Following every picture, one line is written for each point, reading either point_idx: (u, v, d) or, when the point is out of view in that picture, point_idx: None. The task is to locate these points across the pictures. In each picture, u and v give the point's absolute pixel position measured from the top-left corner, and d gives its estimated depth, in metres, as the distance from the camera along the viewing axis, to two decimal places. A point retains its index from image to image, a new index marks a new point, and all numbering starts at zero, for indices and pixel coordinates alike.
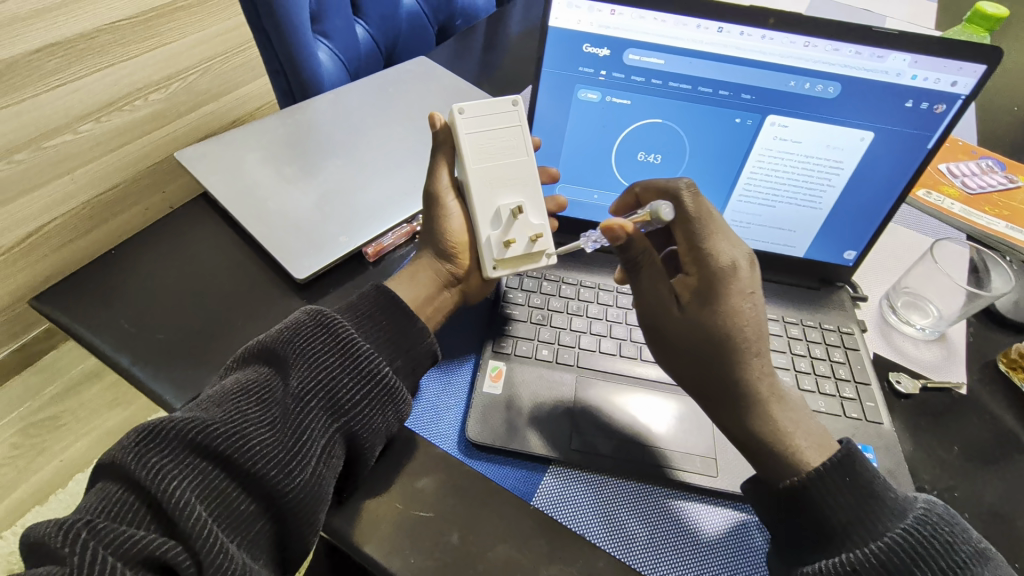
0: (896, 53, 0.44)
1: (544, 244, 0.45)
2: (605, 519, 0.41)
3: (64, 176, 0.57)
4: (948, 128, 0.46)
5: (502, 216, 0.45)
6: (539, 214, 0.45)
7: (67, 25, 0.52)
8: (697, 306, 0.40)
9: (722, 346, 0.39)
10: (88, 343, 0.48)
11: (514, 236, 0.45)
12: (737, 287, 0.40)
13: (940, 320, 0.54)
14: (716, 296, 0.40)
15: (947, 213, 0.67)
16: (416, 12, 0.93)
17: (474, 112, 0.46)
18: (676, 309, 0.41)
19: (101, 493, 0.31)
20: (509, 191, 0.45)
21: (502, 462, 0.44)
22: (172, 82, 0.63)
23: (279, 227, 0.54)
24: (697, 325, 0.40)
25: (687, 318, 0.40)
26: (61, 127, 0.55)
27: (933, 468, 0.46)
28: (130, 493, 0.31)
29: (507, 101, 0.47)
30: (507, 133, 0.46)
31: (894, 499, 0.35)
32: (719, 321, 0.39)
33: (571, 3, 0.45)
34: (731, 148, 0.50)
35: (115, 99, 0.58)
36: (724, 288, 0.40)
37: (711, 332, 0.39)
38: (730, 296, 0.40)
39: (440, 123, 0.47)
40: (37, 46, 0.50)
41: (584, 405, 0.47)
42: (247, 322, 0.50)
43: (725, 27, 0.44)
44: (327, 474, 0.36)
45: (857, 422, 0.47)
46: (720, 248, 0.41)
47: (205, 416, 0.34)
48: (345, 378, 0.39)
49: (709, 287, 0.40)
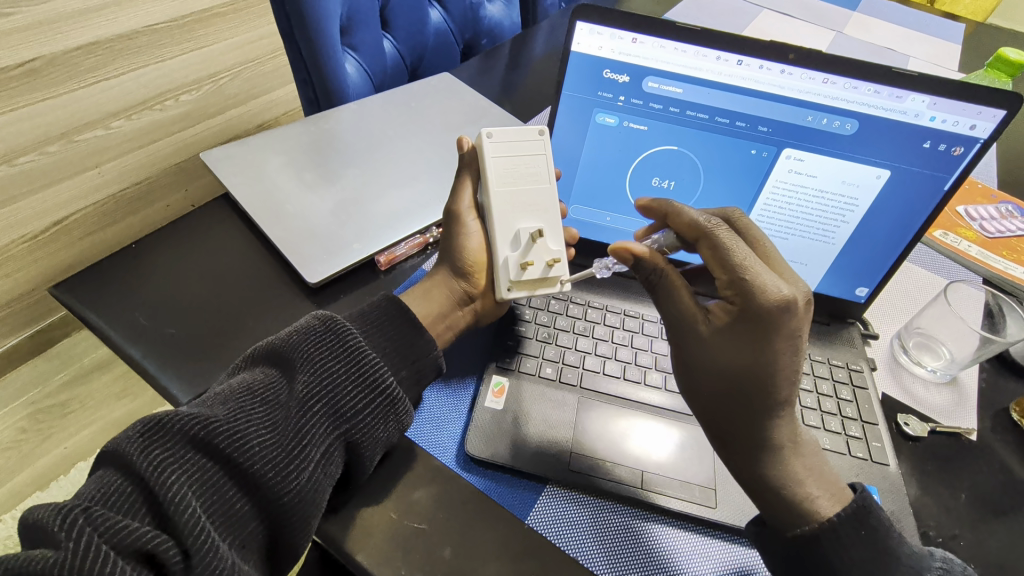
0: (915, 94, 0.44)
1: (560, 270, 0.45)
2: (589, 537, 0.41)
3: (92, 169, 0.59)
4: (966, 170, 0.46)
5: (521, 239, 0.45)
6: (558, 240, 0.46)
7: (105, 25, 0.54)
8: (727, 332, 0.38)
9: (745, 380, 0.38)
10: (103, 332, 0.49)
11: (532, 259, 0.45)
12: (783, 332, 0.37)
13: (952, 363, 0.54)
14: (752, 332, 0.37)
15: (963, 255, 0.67)
16: (443, 29, 0.95)
17: (501, 137, 0.47)
18: (704, 326, 0.40)
19: (101, 480, 0.31)
20: (529, 215, 0.47)
21: (499, 479, 0.44)
22: (206, 84, 0.65)
23: (295, 231, 0.55)
24: (724, 351, 0.39)
25: (712, 338, 0.39)
26: (94, 122, 0.57)
27: (940, 515, 0.45)
28: (130, 483, 0.31)
29: (534, 130, 0.48)
30: (531, 160, 0.47)
31: (909, 555, 0.35)
32: (751, 358, 0.38)
33: (593, 30, 0.46)
34: (745, 179, 0.50)
35: (148, 98, 0.60)
36: (768, 325, 0.37)
37: (738, 361, 0.38)
38: (771, 334, 0.37)
39: (468, 146, 0.48)
40: (76, 43, 0.53)
41: (584, 425, 0.47)
42: (257, 322, 0.51)
43: (744, 60, 0.45)
44: (324, 480, 0.37)
45: (862, 462, 0.47)
46: (766, 281, 0.37)
47: (208, 413, 0.34)
48: (350, 386, 0.39)
49: (748, 319, 0.37)
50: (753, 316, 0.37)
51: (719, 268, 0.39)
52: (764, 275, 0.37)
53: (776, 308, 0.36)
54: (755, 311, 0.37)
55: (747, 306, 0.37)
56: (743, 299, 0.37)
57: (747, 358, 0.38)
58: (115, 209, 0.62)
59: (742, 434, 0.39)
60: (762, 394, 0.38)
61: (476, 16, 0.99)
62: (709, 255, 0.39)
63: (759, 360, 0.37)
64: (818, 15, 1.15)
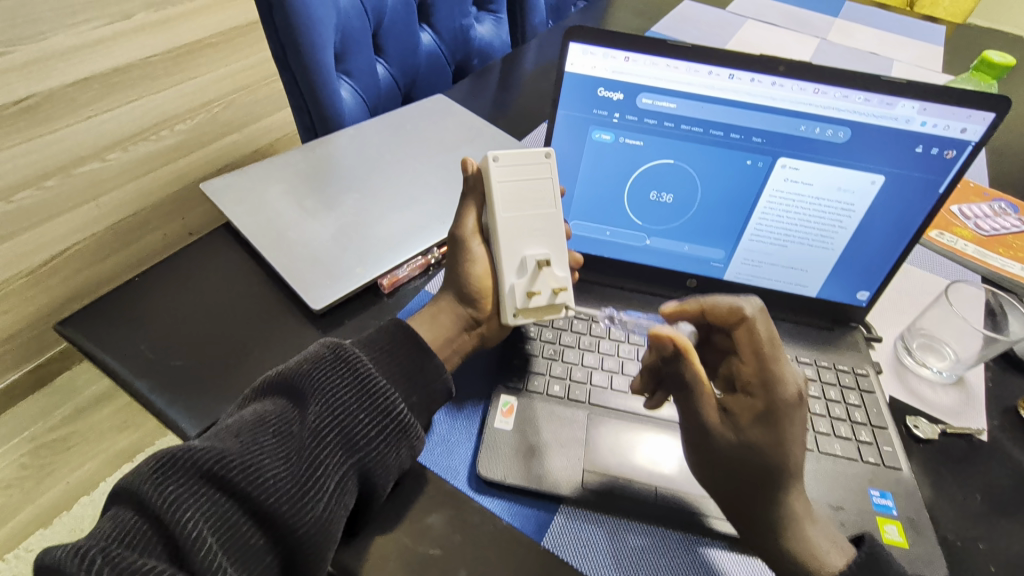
0: (905, 100, 0.45)
1: (565, 297, 0.46)
2: (616, 563, 0.40)
3: None
4: (959, 172, 0.46)
5: (528, 266, 0.46)
6: (563, 267, 0.47)
7: None
8: (749, 429, 0.40)
9: (771, 472, 0.39)
10: (108, 368, 0.48)
11: (538, 287, 0.46)
12: (800, 417, 0.40)
13: (958, 363, 0.54)
14: (780, 421, 0.39)
15: (960, 254, 0.67)
16: (435, 51, 0.96)
17: (507, 160, 0.47)
18: (728, 429, 0.41)
19: (116, 518, 0.32)
20: (535, 241, 0.47)
21: (511, 500, 0.43)
22: None
23: (297, 258, 0.55)
24: (745, 446, 0.40)
25: (739, 437, 0.40)
26: None
27: (956, 517, 0.44)
28: (146, 521, 0.31)
29: (539, 152, 0.48)
30: (538, 184, 0.47)
31: None
32: (770, 451, 0.39)
33: (585, 50, 0.47)
34: (743, 190, 0.51)
35: None
36: (788, 414, 0.40)
37: (758, 452, 0.39)
38: (792, 422, 0.40)
39: (472, 168, 0.48)
40: None
41: (595, 441, 0.47)
42: (261, 351, 0.51)
43: (735, 74, 0.46)
44: (338, 511, 0.36)
45: (875, 467, 0.46)
46: (788, 373, 0.41)
47: (222, 446, 0.34)
48: (360, 415, 0.39)
49: (771, 411, 0.40)
50: (777, 404, 0.40)
51: (750, 353, 0.43)
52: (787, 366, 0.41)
53: (791, 400, 0.40)
54: (774, 401, 0.40)
55: (768, 396, 0.40)
56: (767, 390, 0.41)
57: (771, 443, 0.39)
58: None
59: (756, 510, 0.39)
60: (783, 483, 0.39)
61: (467, 38, 1.01)
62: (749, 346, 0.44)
63: (780, 450, 0.39)
64: (802, 23, 1.17)
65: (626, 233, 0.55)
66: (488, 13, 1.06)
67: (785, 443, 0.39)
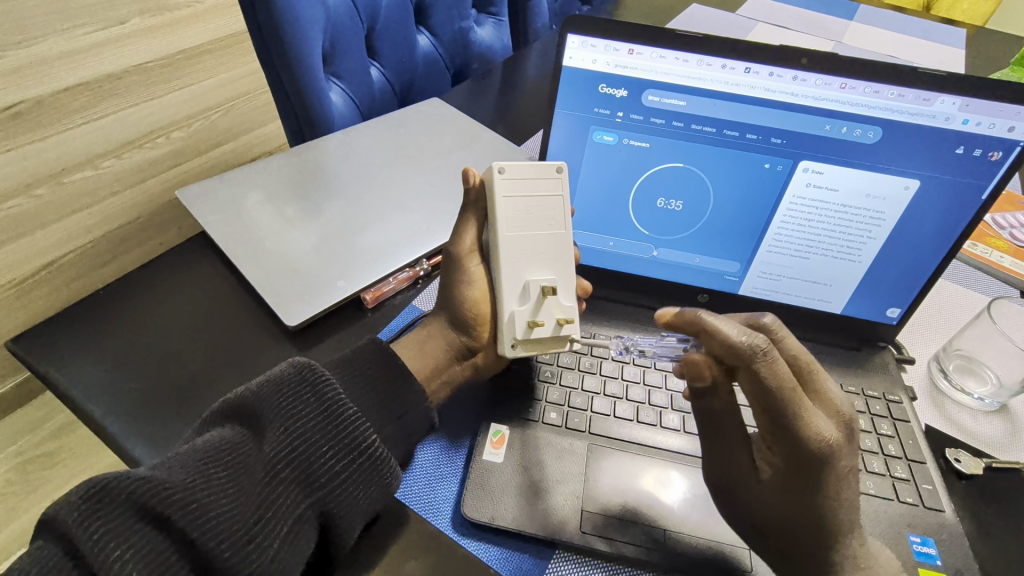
0: (944, 96, 0.40)
1: (571, 330, 0.42)
2: None
3: (81, 211, 0.54)
4: (1005, 177, 0.41)
5: (531, 293, 0.42)
6: (570, 295, 0.42)
7: (93, 66, 0.51)
8: (779, 485, 0.36)
9: (805, 533, 0.36)
10: (62, 391, 0.44)
11: (542, 318, 0.41)
12: (838, 475, 0.34)
13: (1001, 388, 0.49)
14: (813, 482, 0.35)
15: (995, 266, 0.62)
16: (432, 55, 0.93)
17: (513, 173, 0.42)
18: (755, 478, 0.38)
19: (35, 555, 0.27)
20: (538, 264, 0.42)
21: (501, 546, 0.38)
22: (195, 120, 0.62)
23: (275, 270, 0.51)
24: (774, 503, 0.37)
25: (767, 492, 0.37)
26: (83, 162, 0.53)
27: (1008, 568, 0.39)
28: (69, 560, 0.27)
29: (550, 165, 0.43)
30: (545, 202, 0.43)
31: None
32: (805, 512, 0.35)
33: (585, 43, 0.43)
34: (759, 195, 0.46)
35: (136, 137, 0.56)
36: (818, 473, 0.34)
37: (796, 515, 0.36)
38: (827, 482, 0.34)
39: (474, 179, 0.43)
40: (65, 85, 0.49)
41: (596, 479, 0.41)
42: (229, 371, 0.47)
43: (752, 67, 0.41)
44: (291, 559, 0.32)
45: (914, 509, 0.41)
46: (816, 426, 0.34)
47: (166, 477, 0.30)
48: (325, 447, 0.35)
49: (800, 470, 0.35)
50: (803, 464, 0.34)
51: (756, 401, 0.35)
52: (813, 419, 0.34)
53: (820, 459, 0.34)
54: (801, 462, 0.34)
55: (791, 456, 0.35)
56: (789, 450, 0.35)
57: (806, 502, 0.35)
58: (101, 252, 0.57)
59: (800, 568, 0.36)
60: (823, 545, 0.35)
61: (466, 41, 0.97)
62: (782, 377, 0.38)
63: (816, 511, 0.35)
64: (815, 26, 1.13)
65: (632, 244, 0.50)
66: (488, 16, 1.02)
67: (822, 502, 0.35)
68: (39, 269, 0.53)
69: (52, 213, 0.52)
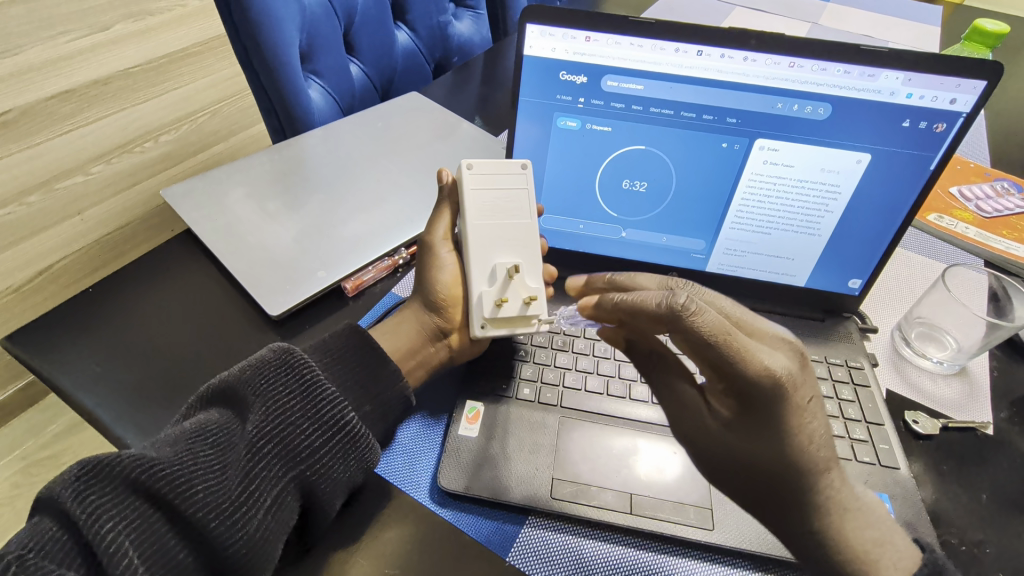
0: (888, 71, 0.42)
1: (538, 308, 0.43)
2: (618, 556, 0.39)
3: (74, 216, 0.59)
4: (951, 146, 0.43)
5: (498, 275, 0.43)
6: (535, 277, 0.43)
7: (77, 74, 0.57)
8: (734, 426, 0.35)
9: (764, 474, 0.35)
10: (53, 382, 0.46)
11: (508, 296, 0.43)
12: (792, 407, 0.33)
13: (959, 352, 0.51)
14: (767, 419, 0.33)
15: (961, 237, 0.64)
16: (412, 50, 0.94)
17: (481, 168, 0.45)
18: (712, 422, 0.37)
19: (35, 527, 0.29)
20: (507, 249, 0.44)
21: (478, 514, 0.40)
22: (184, 122, 0.67)
23: (256, 263, 0.53)
24: (733, 448, 0.36)
25: (725, 436, 0.36)
26: (71, 169, 0.58)
27: (961, 519, 0.41)
28: (65, 530, 0.29)
29: (516, 163, 0.46)
30: (511, 195, 0.45)
31: None
32: (765, 453, 0.34)
33: (544, 32, 0.45)
34: (718, 175, 0.48)
35: (125, 142, 0.61)
36: (770, 411, 0.33)
37: (757, 457, 0.35)
38: (784, 417, 0.33)
39: (447, 178, 0.46)
40: (51, 93, 0.56)
41: (566, 449, 0.43)
42: (215, 361, 0.49)
43: (704, 50, 0.43)
44: (275, 528, 0.34)
45: (871, 467, 0.43)
46: (759, 363, 0.32)
47: (153, 454, 0.32)
48: (304, 424, 0.36)
49: (750, 407, 0.34)
50: (756, 406, 0.33)
51: (697, 354, 0.34)
52: (755, 354, 0.32)
53: (772, 390, 0.32)
54: (750, 398, 0.33)
55: (743, 395, 0.34)
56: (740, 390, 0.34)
57: (764, 438, 0.34)
58: (97, 256, 0.59)
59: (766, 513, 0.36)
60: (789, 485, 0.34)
61: (445, 34, 0.99)
62: (685, 343, 0.34)
63: (778, 449, 0.34)
64: (792, 8, 1.14)
65: (600, 225, 0.52)
66: (467, 9, 1.04)
67: (781, 437, 0.33)
68: (36, 272, 0.58)
69: (49, 217, 0.58)
